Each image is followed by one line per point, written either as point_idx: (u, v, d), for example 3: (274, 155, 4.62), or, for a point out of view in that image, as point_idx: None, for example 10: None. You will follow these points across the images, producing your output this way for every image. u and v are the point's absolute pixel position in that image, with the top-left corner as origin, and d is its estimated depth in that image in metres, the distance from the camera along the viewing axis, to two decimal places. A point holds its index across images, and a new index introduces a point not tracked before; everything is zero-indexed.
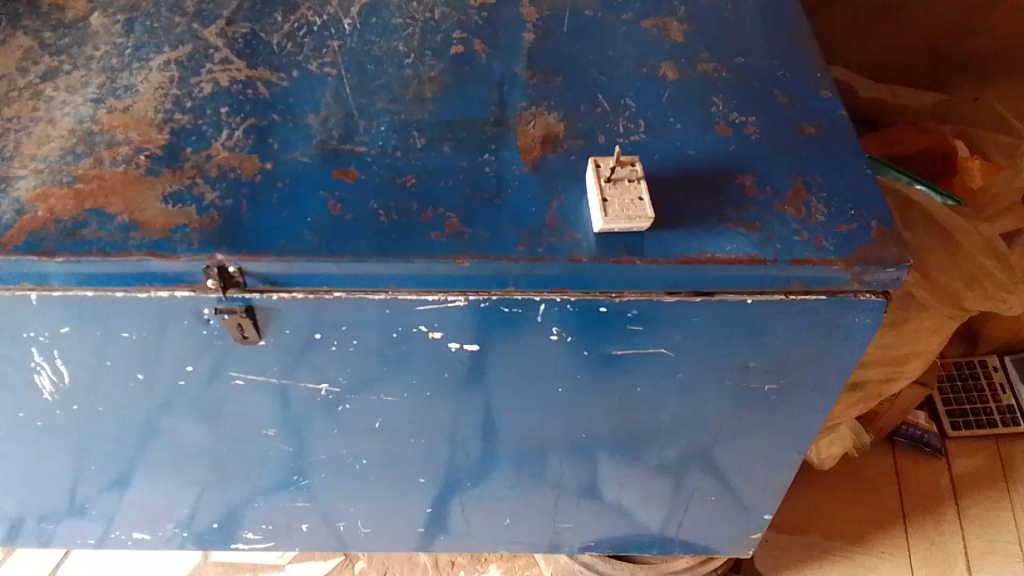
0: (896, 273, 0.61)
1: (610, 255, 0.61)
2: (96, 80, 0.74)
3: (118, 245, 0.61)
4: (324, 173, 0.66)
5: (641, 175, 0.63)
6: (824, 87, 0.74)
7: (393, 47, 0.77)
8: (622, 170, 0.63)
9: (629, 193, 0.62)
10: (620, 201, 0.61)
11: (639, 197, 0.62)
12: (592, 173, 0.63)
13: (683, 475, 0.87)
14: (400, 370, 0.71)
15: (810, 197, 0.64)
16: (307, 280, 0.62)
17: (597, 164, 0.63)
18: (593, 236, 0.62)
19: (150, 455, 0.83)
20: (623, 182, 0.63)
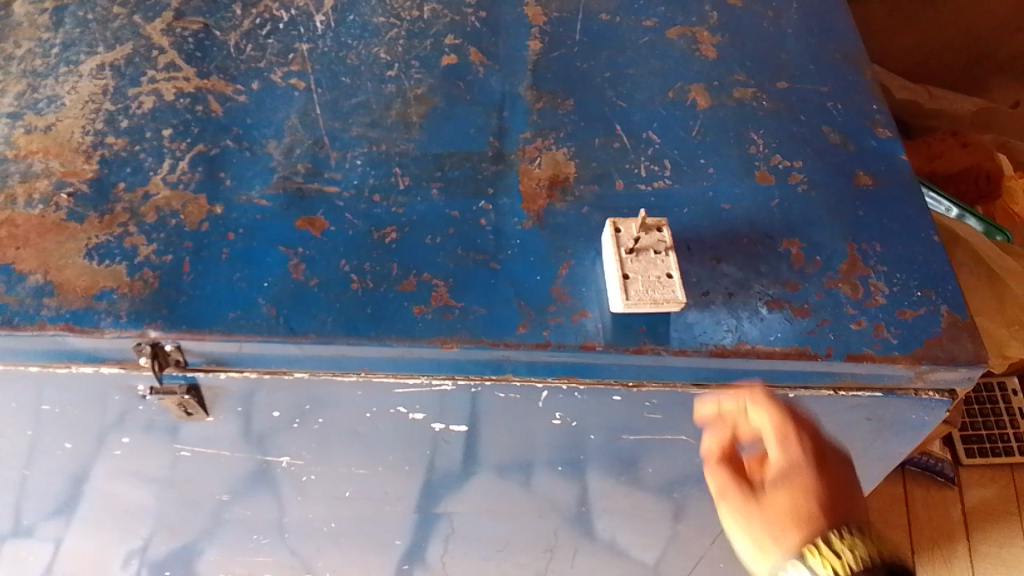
0: (968, 373, 0.52)
1: (627, 342, 0.51)
2: (14, 88, 0.61)
3: (27, 316, 0.50)
4: (285, 222, 0.55)
5: (670, 244, 0.52)
6: (881, 123, 0.64)
7: (374, 54, 0.65)
8: (647, 237, 0.52)
9: (656, 268, 0.51)
10: (643, 280, 0.51)
11: (667, 273, 0.51)
12: (610, 239, 0.52)
13: (688, 544, 0.79)
14: (374, 447, 0.62)
15: (868, 271, 0.55)
16: (262, 360, 0.52)
17: (615, 228, 0.52)
18: (607, 317, 0.52)
19: (89, 511, 0.73)
20: (648, 253, 0.52)
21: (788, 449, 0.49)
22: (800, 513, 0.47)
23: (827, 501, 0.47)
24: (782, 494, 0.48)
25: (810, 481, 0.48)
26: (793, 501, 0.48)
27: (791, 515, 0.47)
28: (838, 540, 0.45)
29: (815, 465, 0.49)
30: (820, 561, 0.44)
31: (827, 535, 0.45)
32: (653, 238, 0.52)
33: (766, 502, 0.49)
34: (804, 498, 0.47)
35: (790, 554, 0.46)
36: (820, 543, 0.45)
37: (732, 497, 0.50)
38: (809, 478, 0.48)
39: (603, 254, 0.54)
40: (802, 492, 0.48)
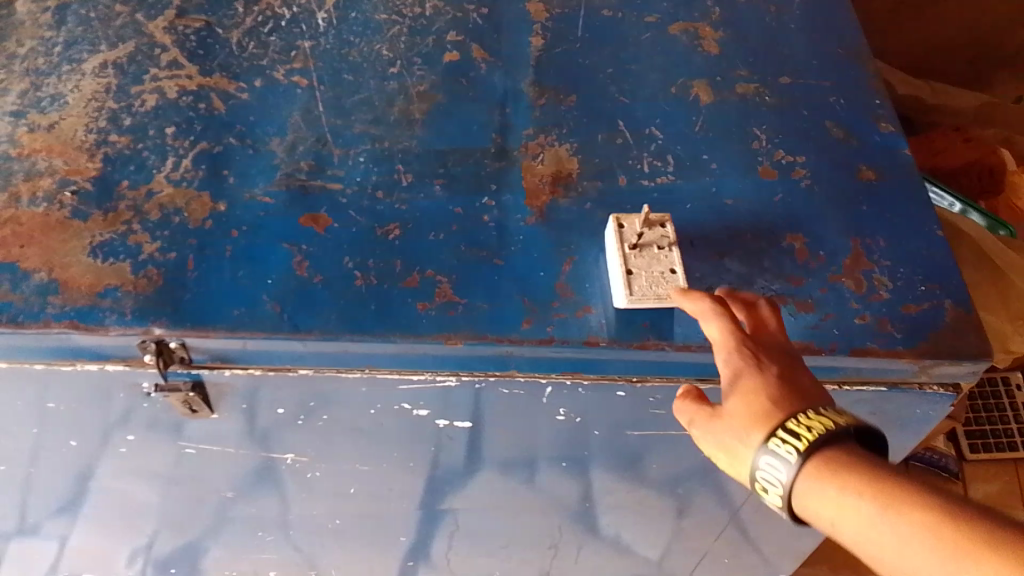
0: (973, 368, 0.52)
1: (631, 338, 0.51)
2: (17, 86, 0.61)
3: (32, 314, 0.50)
4: (289, 219, 0.55)
5: (673, 240, 0.53)
6: (884, 118, 0.64)
7: (376, 51, 0.65)
8: (650, 233, 0.53)
9: (659, 264, 0.52)
10: (646, 275, 0.51)
11: (671, 269, 0.52)
12: (613, 235, 0.52)
13: (692, 540, 0.79)
14: (379, 444, 0.62)
15: (872, 266, 0.55)
16: (266, 357, 0.52)
17: (619, 223, 0.53)
18: (611, 313, 0.52)
19: (94, 509, 0.73)
20: (651, 248, 0.52)
21: (732, 341, 0.45)
22: (758, 413, 0.41)
23: (781, 382, 0.43)
24: (737, 402, 0.42)
25: (762, 379, 0.43)
26: (748, 403, 0.42)
27: (751, 416, 0.42)
28: (805, 419, 0.40)
29: (764, 362, 0.44)
30: (786, 446, 0.40)
31: (790, 419, 0.40)
32: (656, 233, 0.53)
33: (724, 412, 0.43)
34: (761, 399, 0.42)
35: (763, 453, 0.40)
36: (788, 428, 0.40)
37: (705, 428, 0.44)
38: (763, 382, 0.43)
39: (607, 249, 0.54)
40: (753, 391, 0.42)
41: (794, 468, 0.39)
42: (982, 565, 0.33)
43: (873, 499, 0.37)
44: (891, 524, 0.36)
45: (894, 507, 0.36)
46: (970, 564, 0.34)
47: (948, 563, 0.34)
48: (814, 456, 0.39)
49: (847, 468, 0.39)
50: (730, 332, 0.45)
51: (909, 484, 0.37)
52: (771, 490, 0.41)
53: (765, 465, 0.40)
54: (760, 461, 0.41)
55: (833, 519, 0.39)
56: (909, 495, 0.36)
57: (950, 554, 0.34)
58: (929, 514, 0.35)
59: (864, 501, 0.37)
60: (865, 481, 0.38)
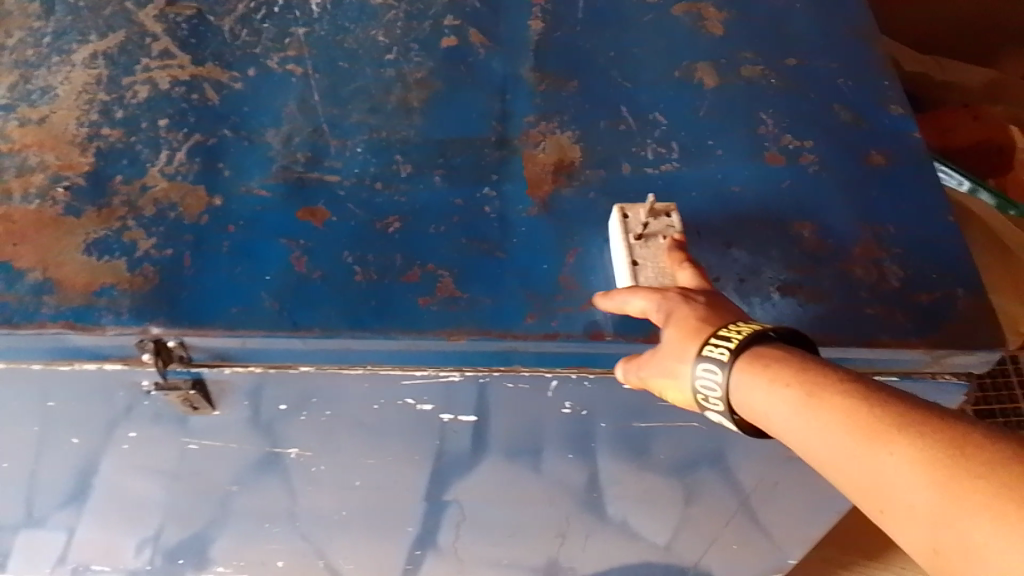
0: (986, 357, 0.51)
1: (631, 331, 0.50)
2: (6, 79, 0.60)
3: (27, 314, 0.49)
4: (286, 213, 0.54)
5: (679, 230, 0.52)
6: (893, 100, 0.62)
7: (372, 37, 0.64)
8: (655, 222, 0.52)
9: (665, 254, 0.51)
10: (652, 266, 0.50)
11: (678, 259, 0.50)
12: (617, 225, 0.52)
13: (698, 526, 0.79)
14: (383, 438, 0.62)
15: (881, 253, 0.54)
16: (267, 355, 0.51)
17: (622, 214, 0.52)
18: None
19: (98, 504, 0.73)
20: (656, 239, 0.51)
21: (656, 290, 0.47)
22: (690, 330, 0.43)
23: (708, 306, 0.45)
24: (671, 330, 0.44)
25: (689, 305, 0.44)
26: (681, 325, 0.44)
27: (684, 333, 0.43)
28: (734, 325, 0.42)
29: (689, 296, 0.46)
30: (719, 348, 0.41)
31: (721, 328, 0.42)
32: (661, 223, 0.52)
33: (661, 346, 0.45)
34: (690, 320, 0.44)
35: (699, 360, 0.42)
36: (721, 334, 0.42)
37: (652, 365, 0.45)
38: (690, 309, 0.44)
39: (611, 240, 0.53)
40: (683, 317, 0.44)
41: (728, 369, 0.41)
42: (894, 445, 0.35)
43: (798, 387, 0.39)
44: (814, 410, 0.38)
45: (818, 394, 0.38)
46: (882, 445, 0.36)
47: (863, 444, 0.36)
48: (745, 355, 0.41)
49: (777, 362, 0.40)
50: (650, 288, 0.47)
51: (832, 374, 0.39)
52: (712, 398, 0.42)
53: (703, 372, 0.42)
54: (697, 369, 0.42)
55: (763, 410, 0.40)
56: (833, 385, 0.38)
57: (866, 435, 0.36)
58: (849, 400, 0.37)
59: (791, 389, 0.39)
60: (794, 372, 0.39)
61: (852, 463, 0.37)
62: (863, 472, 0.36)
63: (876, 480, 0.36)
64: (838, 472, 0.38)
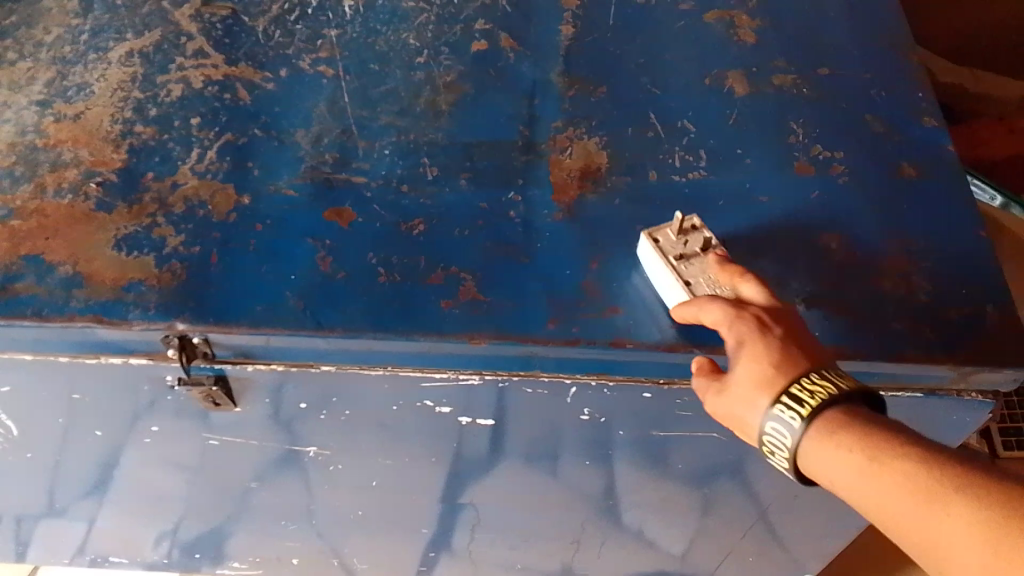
0: (1015, 376, 0.50)
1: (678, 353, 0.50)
2: (44, 75, 0.61)
3: (57, 307, 0.50)
4: (313, 213, 0.54)
5: (715, 241, 0.51)
6: (927, 112, 0.62)
7: (402, 40, 0.64)
8: (689, 240, 0.51)
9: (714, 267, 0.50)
10: (705, 281, 0.50)
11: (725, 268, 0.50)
12: (653, 251, 0.51)
13: (717, 538, 0.78)
14: (403, 439, 0.62)
15: (910, 267, 0.53)
16: (289, 354, 0.52)
17: (653, 239, 0.51)
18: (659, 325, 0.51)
19: (121, 495, 0.74)
20: (699, 255, 0.51)
21: (732, 312, 0.46)
22: (764, 380, 0.43)
23: (786, 346, 0.44)
24: (744, 370, 0.44)
25: (765, 345, 0.43)
26: (756, 370, 0.43)
27: (758, 382, 0.43)
28: (810, 384, 0.41)
29: (766, 326, 0.44)
30: (790, 412, 0.41)
31: (794, 384, 0.42)
32: (695, 239, 0.51)
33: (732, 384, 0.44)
34: (764, 366, 0.43)
35: (768, 418, 0.42)
36: (793, 393, 0.41)
37: (719, 402, 0.45)
38: (764, 348, 0.43)
39: (644, 264, 0.52)
40: (757, 359, 0.43)
41: (798, 432, 0.41)
42: (953, 508, 0.36)
43: (861, 453, 0.39)
44: (875, 474, 0.38)
45: (880, 458, 0.39)
46: (939, 507, 0.36)
47: (922, 506, 0.37)
48: (816, 418, 0.41)
49: (842, 426, 0.40)
50: (725, 309, 0.46)
51: (892, 435, 0.39)
52: (778, 452, 0.43)
53: (771, 430, 0.42)
54: (766, 427, 0.42)
55: (829, 474, 0.41)
56: (893, 447, 0.39)
57: (926, 499, 0.37)
58: (909, 463, 0.38)
59: (853, 455, 0.39)
60: (856, 436, 0.40)
61: (912, 525, 0.37)
62: (925, 536, 0.37)
63: (934, 541, 0.37)
64: (900, 534, 0.38)
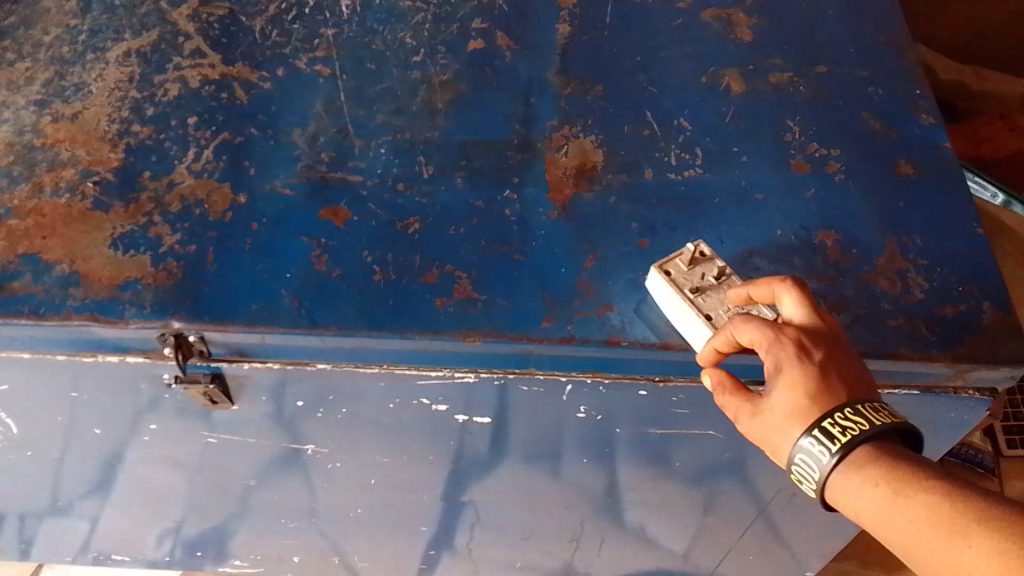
0: (1011, 373, 0.50)
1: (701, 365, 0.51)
2: (42, 75, 0.61)
3: (54, 306, 0.50)
4: (308, 212, 0.54)
5: (724, 267, 0.51)
6: (924, 109, 0.61)
7: (399, 39, 0.64)
8: (699, 271, 0.51)
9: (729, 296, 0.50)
10: (725, 313, 0.49)
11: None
12: (666, 288, 0.50)
13: (716, 536, 0.78)
14: (400, 437, 0.62)
15: (906, 265, 0.53)
16: (284, 352, 0.52)
17: (665, 275, 0.50)
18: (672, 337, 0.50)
19: (121, 494, 0.74)
20: (711, 285, 0.50)
21: (772, 330, 0.43)
22: (800, 409, 0.41)
23: (826, 374, 0.42)
24: (780, 396, 0.42)
25: (805, 372, 0.42)
26: (793, 397, 0.42)
27: (793, 410, 0.42)
28: (843, 418, 0.40)
29: (807, 351, 0.43)
30: (820, 447, 0.41)
31: (827, 418, 0.41)
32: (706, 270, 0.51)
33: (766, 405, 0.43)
34: (801, 395, 0.41)
35: (798, 449, 0.41)
36: (824, 427, 0.41)
37: (750, 422, 0.43)
38: (804, 375, 0.42)
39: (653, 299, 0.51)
40: (796, 386, 0.42)
41: (828, 466, 0.41)
42: (974, 540, 0.37)
43: (887, 486, 0.39)
44: (900, 507, 0.39)
45: (905, 491, 0.39)
46: (961, 539, 0.37)
47: (944, 538, 0.37)
48: (848, 453, 0.40)
49: (869, 460, 0.41)
50: (763, 326, 0.44)
51: (918, 469, 0.40)
52: (807, 481, 0.42)
53: (800, 461, 0.42)
54: (795, 458, 0.42)
55: (853, 505, 0.41)
56: (918, 480, 0.39)
57: (948, 532, 0.37)
58: (933, 496, 0.38)
59: (879, 488, 0.40)
60: (883, 469, 0.40)
61: (934, 557, 0.38)
62: (946, 567, 0.37)
63: (955, 573, 0.37)
64: (920, 564, 0.39)
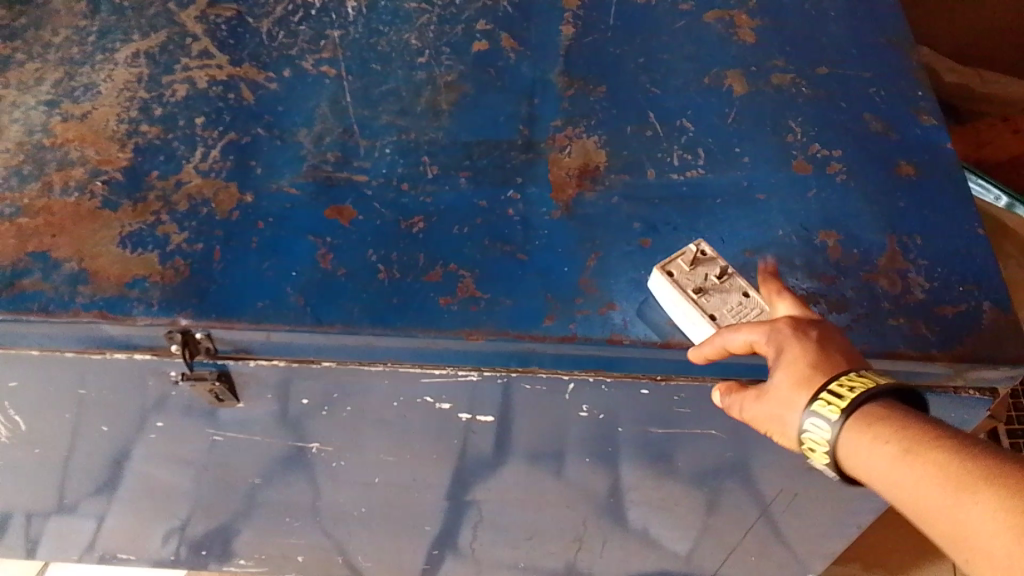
0: (1011, 372, 0.50)
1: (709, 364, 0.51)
2: (52, 76, 0.62)
3: (63, 303, 0.51)
4: (314, 211, 0.55)
5: (726, 265, 0.51)
6: (926, 110, 0.62)
7: (404, 41, 0.65)
8: (701, 273, 0.51)
9: (732, 294, 0.51)
10: (729, 312, 0.50)
11: (745, 293, 0.51)
12: (671, 288, 0.50)
13: (718, 536, 0.78)
14: (404, 436, 0.62)
15: (907, 265, 0.53)
16: (289, 349, 0.53)
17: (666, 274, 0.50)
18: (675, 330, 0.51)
19: (127, 491, 0.75)
20: (715, 283, 0.51)
21: (763, 325, 0.45)
22: (800, 381, 0.42)
23: (823, 348, 0.43)
24: (784, 375, 0.43)
25: (802, 347, 0.43)
26: (791, 374, 0.43)
27: (797, 382, 0.42)
28: (847, 380, 0.41)
29: (801, 331, 0.44)
30: (829, 407, 0.40)
31: (832, 381, 0.41)
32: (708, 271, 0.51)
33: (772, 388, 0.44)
34: (802, 368, 0.43)
35: (808, 414, 0.41)
36: (831, 389, 0.41)
37: (755, 407, 0.45)
38: (802, 351, 0.43)
39: (657, 299, 0.52)
40: (793, 364, 0.43)
41: (837, 428, 0.40)
42: (982, 496, 0.35)
43: (896, 443, 0.38)
44: (908, 464, 0.37)
45: (914, 449, 0.38)
46: (968, 495, 0.35)
47: (951, 495, 0.36)
48: (856, 414, 0.40)
49: (879, 420, 0.40)
50: (755, 324, 0.45)
51: (929, 428, 0.38)
52: (819, 449, 0.42)
53: (811, 427, 0.41)
54: (806, 424, 0.41)
55: (863, 467, 0.40)
56: (929, 438, 0.38)
57: (955, 488, 0.36)
58: (942, 453, 0.37)
59: (888, 445, 0.38)
60: (893, 429, 0.39)
61: (940, 515, 0.36)
62: (953, 526, 0.36)
63: (962, 533, 0.35)
64: (929, 525, 0.37)
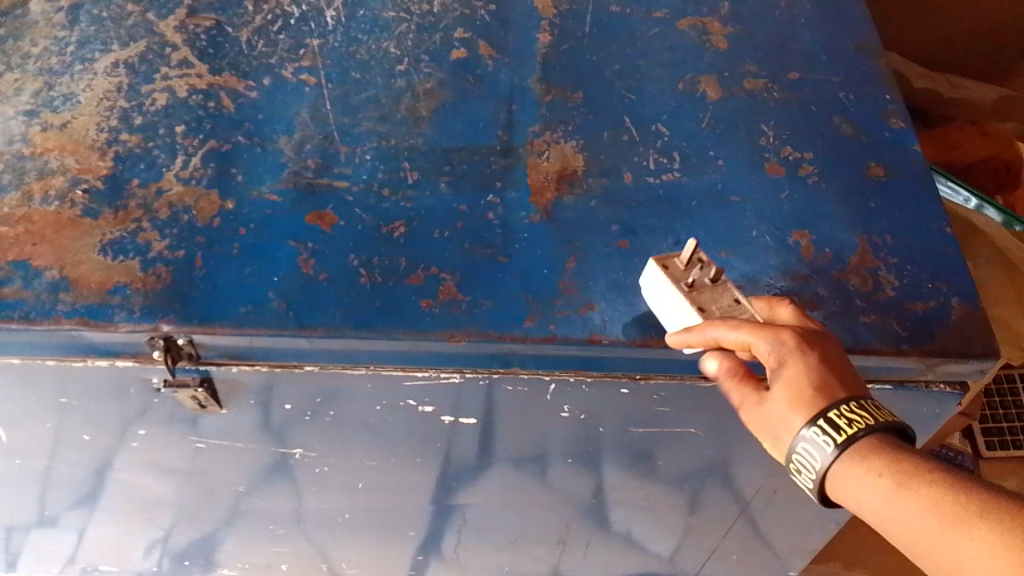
0: (979, 366, 0.52)
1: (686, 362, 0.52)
2: (30, 86, 0.62)
3: (44, 311, 0.51)
4: (296, 217, 0.55)
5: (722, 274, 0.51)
6: (894, 113, 0.63)
7: (383, 49, 0.65)
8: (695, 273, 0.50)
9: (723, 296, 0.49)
10: (718, 309, 0.49)
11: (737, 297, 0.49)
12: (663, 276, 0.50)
13: (700, 536, 0.79)
14: (388, 441, 0.63)
15: (877, 263, 0.54)
16: (272, 354, 0.53)
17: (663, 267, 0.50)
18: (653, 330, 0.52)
19: (108, 502, 0.74)
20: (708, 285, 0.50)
21: (767, 331, 0.44)
22: (801, 397, 0.42)
23: (823, 368, 0.43)
24: (782, 390, 0.43)
25: (806, 366, 0.43)
26: (791, 390, 0.42)
27: (796, 401, 0.42)
28: (848, 412, 0.41)
29: (805, 347, 0.43)
30: (825, 437, 0.41)
31: (832, 409, 0.41)
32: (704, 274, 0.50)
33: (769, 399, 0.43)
34: (804, 388, 0.42)
35: (801, 439, 0.42)
36: (830, 418, 0.41)
37: (752, 411, 0.44)
38: (805, 369, 0.43)
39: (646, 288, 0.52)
40: (796, 377, 0.42)
41: (830, 456, 0.41)
42: (978, 533, 0.37)
43: (891, 477, 0.39)
44: (903, 499, 0.39)
45: (907, 483, 0.39)
46: (965, 532, 0.37)
47: (947, 532, 0.37)
48: (852, 444, 0.41)
49: (871, 450, 0.41)
50: (756, 328, 0.44)
51: (921, 462, 0.40)
52: (805, 471, 0.43)
53: (802, 450, 0.42)
54: (797, 447, 0.42)
55: (857, 497, 0.41)
56: (922, 473, 0.39)
57: (951, 523, 0.37)
58: (936, 488, 0.38)
59: (882, 479, 0.40)
60: (885, 461, 0.40)
61: (938, 550, 0.38)
62: (950, 559, 0.37)
63: (960, 567, 0.37)
64: (925, 558, 0.39)
